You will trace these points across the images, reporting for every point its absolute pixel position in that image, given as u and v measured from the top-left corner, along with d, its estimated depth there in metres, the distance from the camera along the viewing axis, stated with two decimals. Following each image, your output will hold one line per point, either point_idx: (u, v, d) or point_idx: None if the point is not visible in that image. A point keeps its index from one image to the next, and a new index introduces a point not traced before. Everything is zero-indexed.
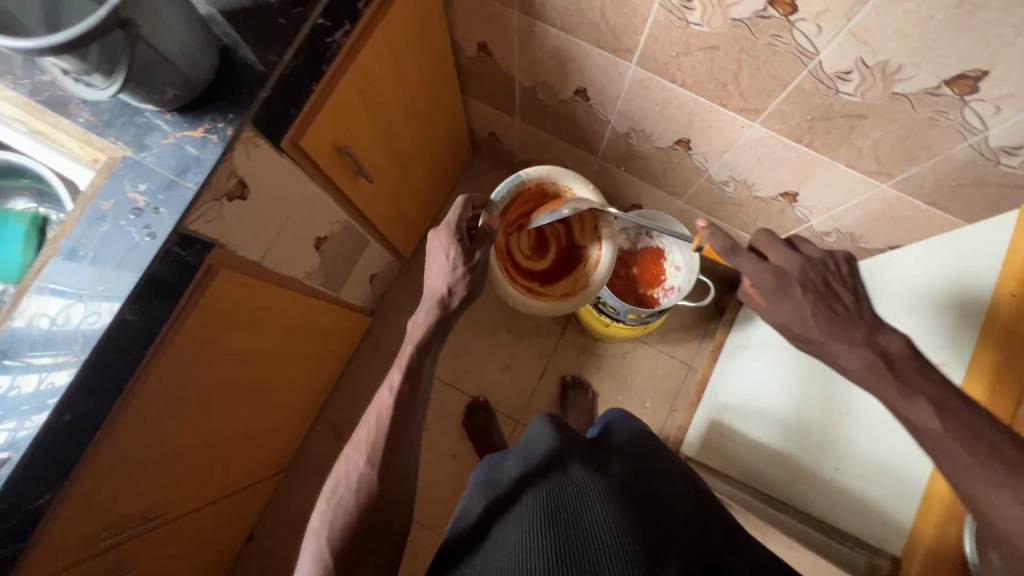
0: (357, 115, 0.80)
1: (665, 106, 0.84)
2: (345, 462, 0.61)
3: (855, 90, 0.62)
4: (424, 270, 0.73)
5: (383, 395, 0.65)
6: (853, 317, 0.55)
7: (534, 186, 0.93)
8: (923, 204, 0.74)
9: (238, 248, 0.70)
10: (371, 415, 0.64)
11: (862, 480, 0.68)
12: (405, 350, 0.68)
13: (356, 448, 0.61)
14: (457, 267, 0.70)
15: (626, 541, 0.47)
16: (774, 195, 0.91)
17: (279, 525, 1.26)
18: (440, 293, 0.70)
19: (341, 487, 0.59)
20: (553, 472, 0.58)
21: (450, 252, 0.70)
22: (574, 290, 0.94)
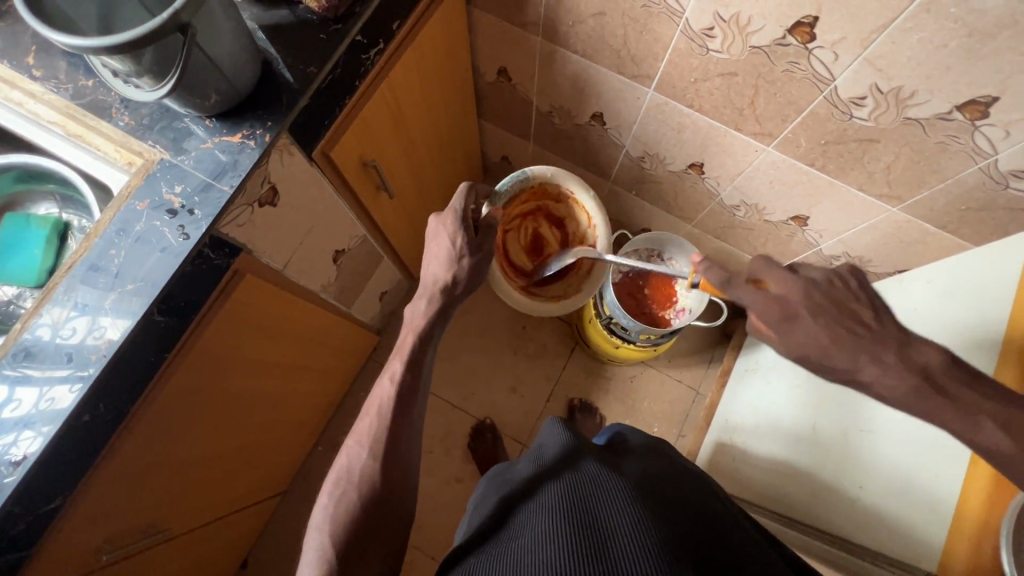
0: (383, 130, 0.82)
1: (680, 130, 0.87)
2: (347, 456, 0.59)
3: (868, 115, 0.65)
4: (425, 252, 0.72)
5: (384, 385, 0.64)
6: (880, 337, 0.52)
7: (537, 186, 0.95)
8: (933, 227, 0.76)
9: (263, 254, 0.71)
10: (371, 407, 0.63)
11: (885, 497, 0.68)
12: (407, 338, 0.67)
13: (358, 440, 0.60)
14: (462, 255, 0.69)
15: (646, 529, 0.47)
16: (785, 219, 0.94)
17: (273, 550, 1.21)
18: (443, 278, 0.69)
19: (344, 481, 0.57)
20: (567, 468, 0.58)
21: (455, 240, 0.69)
22: (565, 294, 0.95)
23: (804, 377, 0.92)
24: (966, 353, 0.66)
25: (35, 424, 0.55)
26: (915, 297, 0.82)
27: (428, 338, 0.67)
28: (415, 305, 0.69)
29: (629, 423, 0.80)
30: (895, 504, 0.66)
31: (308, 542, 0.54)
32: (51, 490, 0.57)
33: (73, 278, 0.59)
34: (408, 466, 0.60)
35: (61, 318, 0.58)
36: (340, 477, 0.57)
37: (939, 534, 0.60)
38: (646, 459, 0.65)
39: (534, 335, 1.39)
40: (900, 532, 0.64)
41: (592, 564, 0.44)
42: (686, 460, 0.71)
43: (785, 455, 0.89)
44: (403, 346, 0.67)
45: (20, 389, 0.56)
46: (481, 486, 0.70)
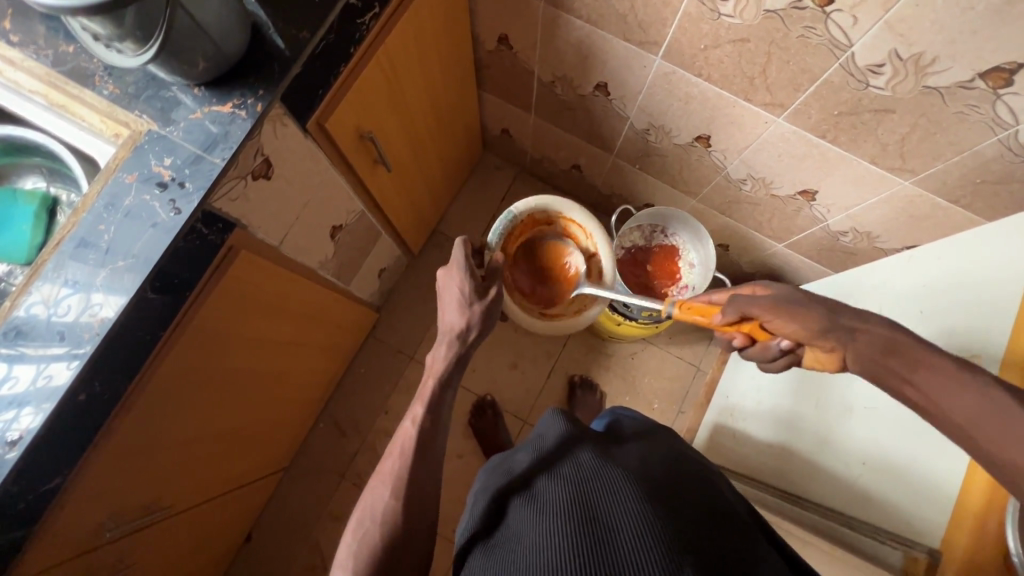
0: (380, 101, 0.79)
1: (687, 101, 0.84)
2: (370, 494, 0.59)
3: (886, 84, 0.63)
4: (438, 309, 0.73)
5: (406, 428, 0.63)
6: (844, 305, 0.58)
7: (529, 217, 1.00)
8: (945, 201, 0.74)
9: (257, 230, 0.69)
10: (394, 448, 0.62)
11: (888, 472, 0.67)
12: (426, 384, 0.67)
13: (381, 480, 0.59)
14: (474, 302, 0.71)
15: (645, 518, 0.46)
16: (792, 194, 0.92)
17: (277, 524, 1.23)
18: (456, 328, 0.70)
19: (367, 520, 0.56)
20: (566, 458, 0.57)
21: (463, 286, 0.71)
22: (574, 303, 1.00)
23: None
24: (978, 329, 0.64)
25: (31, 400, 0.54)
26: (919, 272, 0.81)
27: (447, 382, 0.67)
28: (434, 355, 0.70)
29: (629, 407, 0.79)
30: (898, 478, 0.65)
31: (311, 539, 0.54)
32: (50, 470, 0.56)
33: (62, 254, 0.57)
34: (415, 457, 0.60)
35: (52, 295, 0.56)
36: (364, 516, 0.57)
37: (940, 513, 0.59)
38: (641, 444, 0.65)
39: None
40: (901, 509, 0.64)
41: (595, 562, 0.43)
42: (687, 444, 0.71)
43: (783, 437, 0.89)
44: (426, 392, 0.66)
45: (18, 366, 0.55)
46: (481, 477, 0.70)
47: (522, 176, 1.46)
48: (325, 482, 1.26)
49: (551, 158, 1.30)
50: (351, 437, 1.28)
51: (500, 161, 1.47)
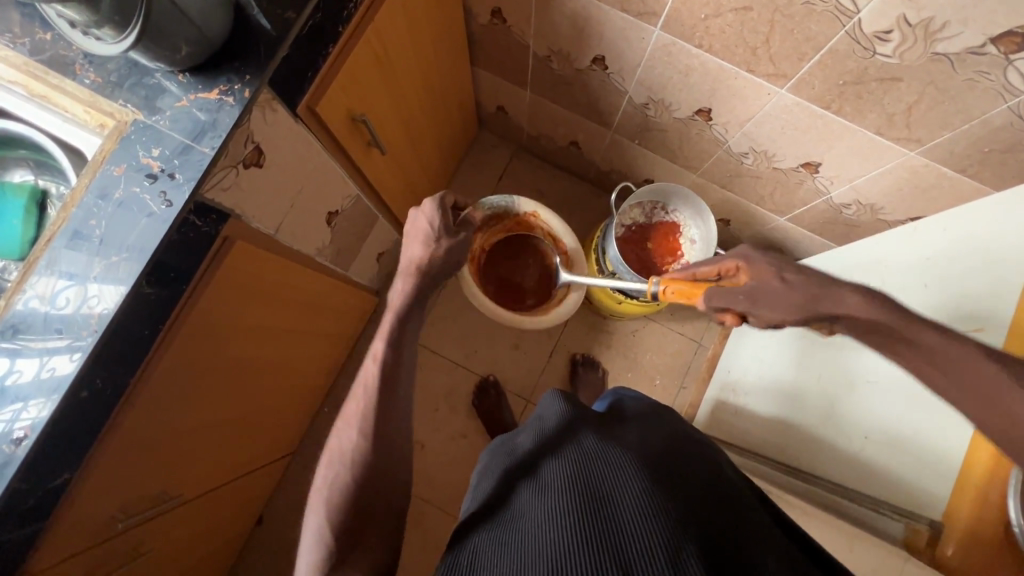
0: (372, 82, 0.77)
1: (687, 73, 0.82)
2: (337, 437, 0.59)
3: (893, 51, 0.61)
4: (402, 238, 0.74)
5: (368, 366, 0.63)
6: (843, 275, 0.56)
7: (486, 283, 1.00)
8: (951, 171, 0.73)
9: (253, 219, 0.68)
10: (357, 389, 0.62)
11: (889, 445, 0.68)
12: (386, 320, 0.67)
13: (346, 423, 0.59)
14: (440, 238, 0.72)
15: (647, 500, 0.46)
16: (795, 166, 0.90)
17: (287, 506, 1.26)
18: (416, 259, 0.71)
19: (337, 462, 0.57)
20: (567, 439, 0.57)
21: (434, 222, 0.72)
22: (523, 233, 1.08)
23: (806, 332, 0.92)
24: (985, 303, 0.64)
25: (31, 395, 0.54)
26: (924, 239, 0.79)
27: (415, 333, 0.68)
28: (394, 285, 0.71)
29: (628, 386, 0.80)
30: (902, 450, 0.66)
31: (307, 529, 0.54)
32: (56, 469, 0.56)
33: (55, 249, 0.56)
34: (374, 393, 0.60)
35: (48, 289, 0.56)
36: (334, 457, 0.57)
37: (937, 489, 0.61)
38: (643, 424, 0.65)
39: None
40: (903, 483, 0.65)
41: (597, 543, 0.44)
42: (686, 420, 0.71)
43: (785, 410, 0.90)
44: (383, 327, 0.67)
45: (19, 360, 0.54)
46: (485, 458, 0.70)
47: (520, 154, 1.44)
48: None
49: (548, 134, 1.27)
50: None
51: (496, 139, 1.45)
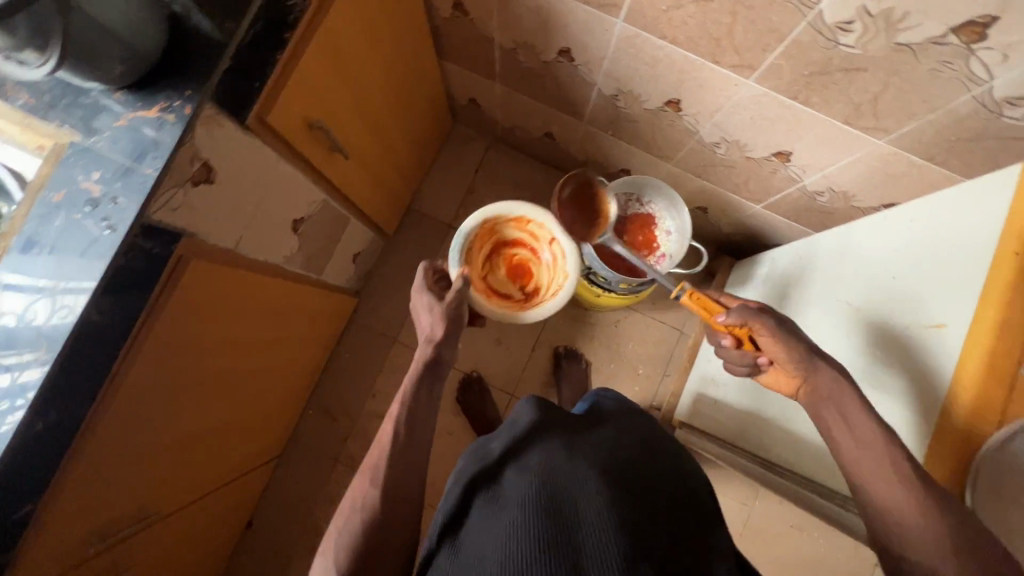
0: (328, 87, 0.75)
1: (654, 65, 0.80)
2: (351, 495, 0.60)
3: (855, 42, 0.59)
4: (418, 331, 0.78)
5: (385, 428, 0.64)
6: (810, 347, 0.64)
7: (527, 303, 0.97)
8: (919, 158, 0.72)
9: (209, 236, 0.66)
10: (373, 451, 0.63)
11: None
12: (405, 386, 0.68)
13: (360, 478, 0.60)
14: (433, 304, 0.76)
15: (613, 526, 0.45)
16: (767, 155, 0.88)
17: (276, 508, 1.27)
18: (427, 335, 0.74)
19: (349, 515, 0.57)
20: (537, 453, 0.56)
21: (423, 299, 0.78)
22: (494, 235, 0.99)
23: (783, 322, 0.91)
24: (938, 291, 0.60)
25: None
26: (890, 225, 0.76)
27: (422, 380, 0.68)
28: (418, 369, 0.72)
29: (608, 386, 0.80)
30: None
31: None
32: (16, 498, 0.56)
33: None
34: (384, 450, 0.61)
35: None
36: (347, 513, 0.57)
37: None
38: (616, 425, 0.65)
39: None
40: None
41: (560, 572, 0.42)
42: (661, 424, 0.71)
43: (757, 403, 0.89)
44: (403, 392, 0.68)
45: None
46: (460, 463, 0.69)
47: (496, 146, 1.42)
48: (319, 466, 1.30)
49: (522, 126, 1.25)
50: (341, 420, 1.32)
51: (471, 131, 1.42)
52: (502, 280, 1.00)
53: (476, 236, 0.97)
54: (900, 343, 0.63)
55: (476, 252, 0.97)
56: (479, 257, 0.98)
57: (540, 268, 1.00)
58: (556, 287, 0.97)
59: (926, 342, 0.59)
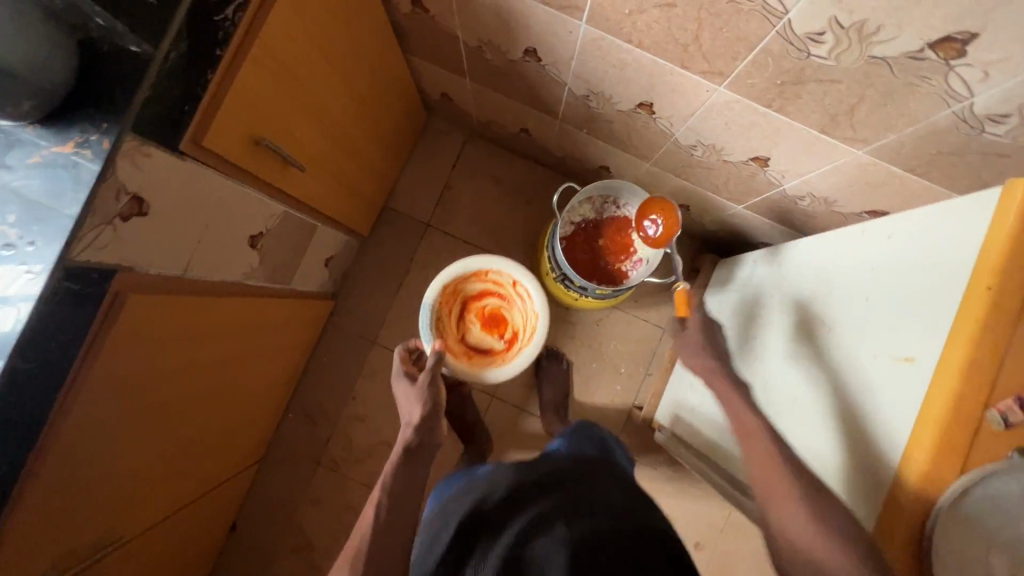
0: (274, 101, 0.70)
1: (622, 68, 0.75)
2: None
3: (828, 54, 0.54)
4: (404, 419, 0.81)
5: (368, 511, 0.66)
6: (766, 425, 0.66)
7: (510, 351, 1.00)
8: (899, 170, 0.67)
9: (148, 266, 0.64)
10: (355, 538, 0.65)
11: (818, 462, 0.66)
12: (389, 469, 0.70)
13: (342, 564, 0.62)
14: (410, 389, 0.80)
15: None
16: (744, 160, 0.84)
17: (258, 512, 1.27)
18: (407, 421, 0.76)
19: None
20: (510, 527, 0.61)
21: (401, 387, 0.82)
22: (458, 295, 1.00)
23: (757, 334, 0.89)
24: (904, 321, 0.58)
25: None
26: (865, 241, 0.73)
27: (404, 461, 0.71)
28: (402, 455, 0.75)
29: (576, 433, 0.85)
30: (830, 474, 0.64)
31: None
32: None
33: None
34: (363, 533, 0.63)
35: None
36: None
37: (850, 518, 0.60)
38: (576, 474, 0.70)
39: None
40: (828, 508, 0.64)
41: None
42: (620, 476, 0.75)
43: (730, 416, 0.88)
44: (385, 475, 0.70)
45: None
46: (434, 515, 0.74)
47: (473, 140, 1.37)
48: (300, 469, 1.30)
49: (497, 121, 1.20)
50: (322, 423, 1.31)
51: (446, 125, 1.37)
52: (480, 332, 1.01)
53: (441, 304, 0.98)
54: (868, 371, 0.61)
55: (445, 318, 0.98)
56: (452, 321, 1.00)
57: (511, 312, 1.02)
58: (530, 328, 0.99)
59: (894, 375, 0.57)
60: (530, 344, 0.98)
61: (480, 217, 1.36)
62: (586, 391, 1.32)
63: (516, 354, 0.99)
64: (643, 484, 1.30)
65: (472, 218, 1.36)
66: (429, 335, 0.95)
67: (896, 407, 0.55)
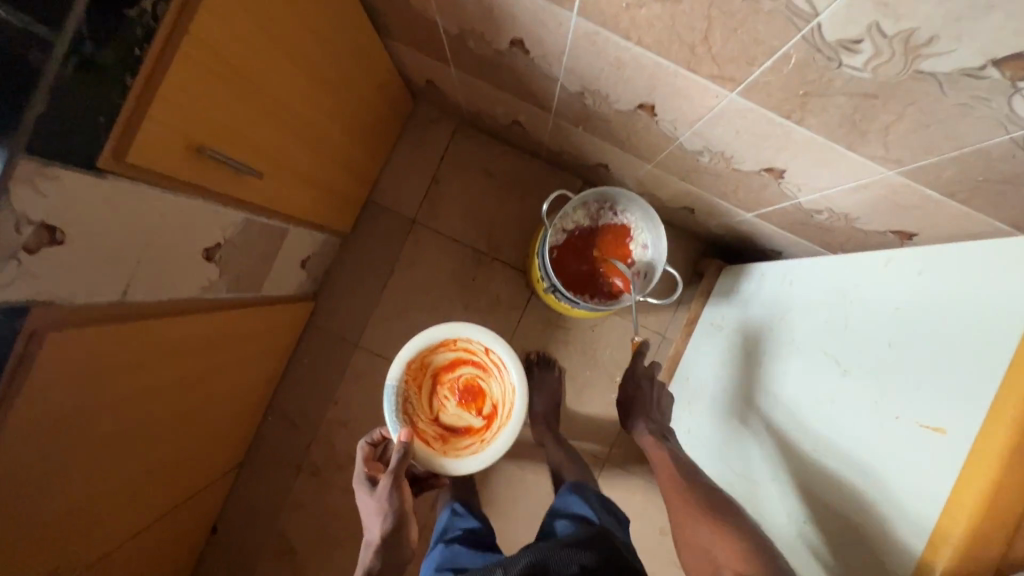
0: (225, 108, 0.63)
1: (619, 66, 0.65)
2: None
3: (865, 65, 0.45)
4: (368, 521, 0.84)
5: None
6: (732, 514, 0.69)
7: (490, 432, 0.92)
8: (937, 195, 0.58)
9: (72, 295, 0.57)
10: None
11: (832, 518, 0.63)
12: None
13: None
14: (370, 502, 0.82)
15: None
16: (757, 170, 0.75)
17: (238, 518, 1.24)
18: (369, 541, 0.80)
19: None
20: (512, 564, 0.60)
21: (362, 494, 0.84)
22: (427, 373, 0.93)
23: (764, 363, 0.83)
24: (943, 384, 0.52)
25: None
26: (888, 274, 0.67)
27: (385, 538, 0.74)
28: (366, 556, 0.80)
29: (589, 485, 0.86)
30: (846, 533, 0.60)
31: None
32: None
33: None
34: None
35: None
36: None
37: None
38: (593, 536, 0.66)
39: (484, 288, 1.27)
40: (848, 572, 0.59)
41: None
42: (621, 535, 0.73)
43: (741, 450, 0.84)
44: None
45: None
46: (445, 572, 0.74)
47: (463, 129, 1.27)
48: (282, 475, 1.25)
49: (487, 112, 1.10)
50: (303, 428, 1.26)
51: (434, 112, 1.27)
52: (455, 414, 0.93)
53: (409, 382, 0.91)
54: (892, 435, 0.56)
55: (414, 402, 0.91)
56: (422, 399, 0.93)
57: (488, 385, 0.94)
58: (509, 404, 0.92)
59: (927, 446, 0.51)
60: (509, 421, 0.91)
61: (470, 213, 1.28)
62: (579, 399, 1.25)
63: (495, 433, 0.91)
64: (637, 496, 1.25)
65: (461, 215, 1.28)
66: (395, 419, 0.88)
67: (923, 483, 0.51)
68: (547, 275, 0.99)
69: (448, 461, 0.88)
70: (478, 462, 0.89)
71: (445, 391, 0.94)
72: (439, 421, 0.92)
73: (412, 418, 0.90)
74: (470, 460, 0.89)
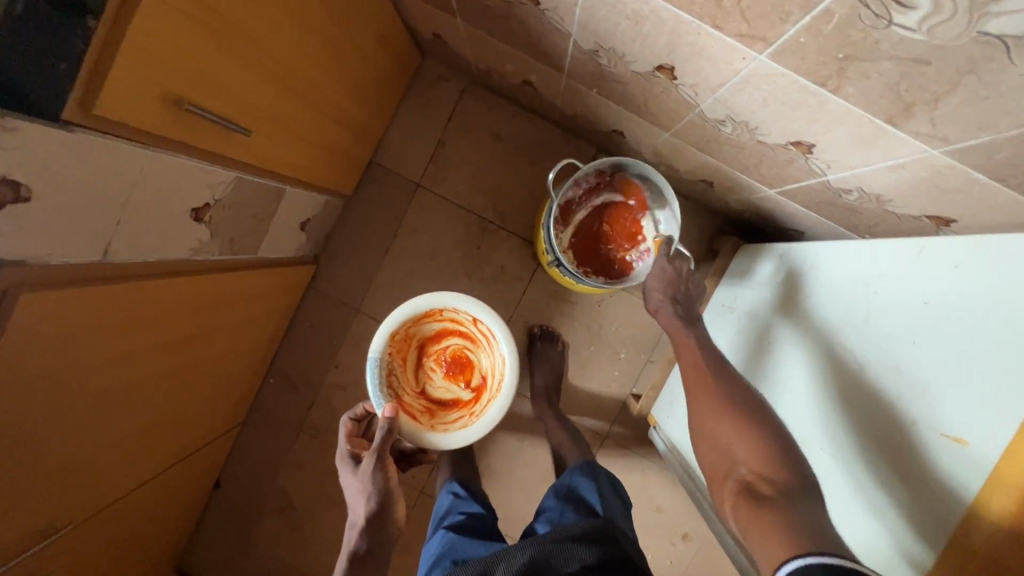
0: (209, 57, 0.58)
1: (637, 21, 0.59)
2: None
3: (917, 24, 0.39)
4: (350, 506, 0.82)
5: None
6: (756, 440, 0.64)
7: (478, 402, 0.91)
8: (986, 178, 0.52)
9: (47, 256, 0.55)
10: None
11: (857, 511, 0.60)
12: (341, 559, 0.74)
13: None
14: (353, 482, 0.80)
15: None
16: (783, 143, 0.68)
17: (239, 475, 1.26)
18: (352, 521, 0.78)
19: None
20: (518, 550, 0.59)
21: (344, 475, 0.82)
22: (412, 344, 0.92)
23: (777, 350, 0.80)
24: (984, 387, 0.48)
25: None
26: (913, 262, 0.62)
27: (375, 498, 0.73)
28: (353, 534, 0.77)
29: (597, 466, 0.83)
30: (874, 531, 0.57)
31: None
32: None
33: None
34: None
35: None
36: None
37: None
38: (601, 526, 0.65)
39: (489, 257, 1.23)
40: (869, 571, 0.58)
41: None
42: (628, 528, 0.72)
43: None
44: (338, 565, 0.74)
45: None
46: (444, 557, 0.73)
47: (472, 89, 1.20)
48: (283, 435, 1.27)
49: (497, 69, 1.03)
50: (304, 390, 1.26)
51: (443, 69, 1.20)
52: (442, 385, 0.93)
53: (394, 354, 0.89)
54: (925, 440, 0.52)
55: (399, 373, 0.90)
56: (408, 373, 0.91)
57: (475, 355, 0.94)
58: (498, 374, 0.90)
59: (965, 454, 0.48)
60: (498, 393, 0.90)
61: (477, 178, 1.22)
62: (582, 375, 1.23)
63: (484, 405, 0.90)
64: (635, 474, 1.24)
65: (468, 180, 1.22)
66: (380, 393, 0.86)
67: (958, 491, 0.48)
68: (550, 248, 0.96)
69: (436, 434, 0.86)
70: (467, 435, 0.87)
71: (431, 362, 0.93)
72: (425, 393, 0.92)
73: (397, 391, 0.89)
74: (458, 431, 0.87)
